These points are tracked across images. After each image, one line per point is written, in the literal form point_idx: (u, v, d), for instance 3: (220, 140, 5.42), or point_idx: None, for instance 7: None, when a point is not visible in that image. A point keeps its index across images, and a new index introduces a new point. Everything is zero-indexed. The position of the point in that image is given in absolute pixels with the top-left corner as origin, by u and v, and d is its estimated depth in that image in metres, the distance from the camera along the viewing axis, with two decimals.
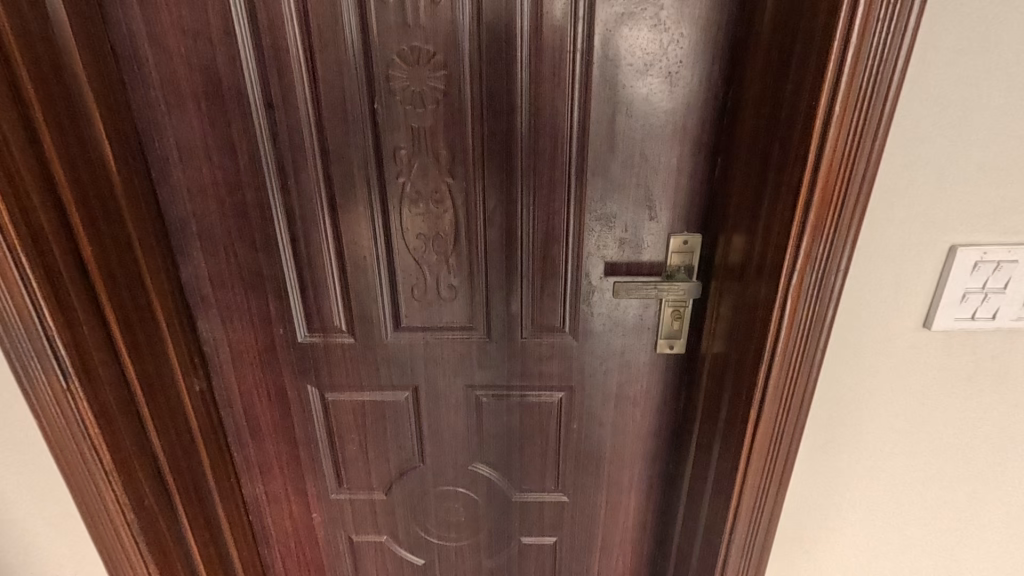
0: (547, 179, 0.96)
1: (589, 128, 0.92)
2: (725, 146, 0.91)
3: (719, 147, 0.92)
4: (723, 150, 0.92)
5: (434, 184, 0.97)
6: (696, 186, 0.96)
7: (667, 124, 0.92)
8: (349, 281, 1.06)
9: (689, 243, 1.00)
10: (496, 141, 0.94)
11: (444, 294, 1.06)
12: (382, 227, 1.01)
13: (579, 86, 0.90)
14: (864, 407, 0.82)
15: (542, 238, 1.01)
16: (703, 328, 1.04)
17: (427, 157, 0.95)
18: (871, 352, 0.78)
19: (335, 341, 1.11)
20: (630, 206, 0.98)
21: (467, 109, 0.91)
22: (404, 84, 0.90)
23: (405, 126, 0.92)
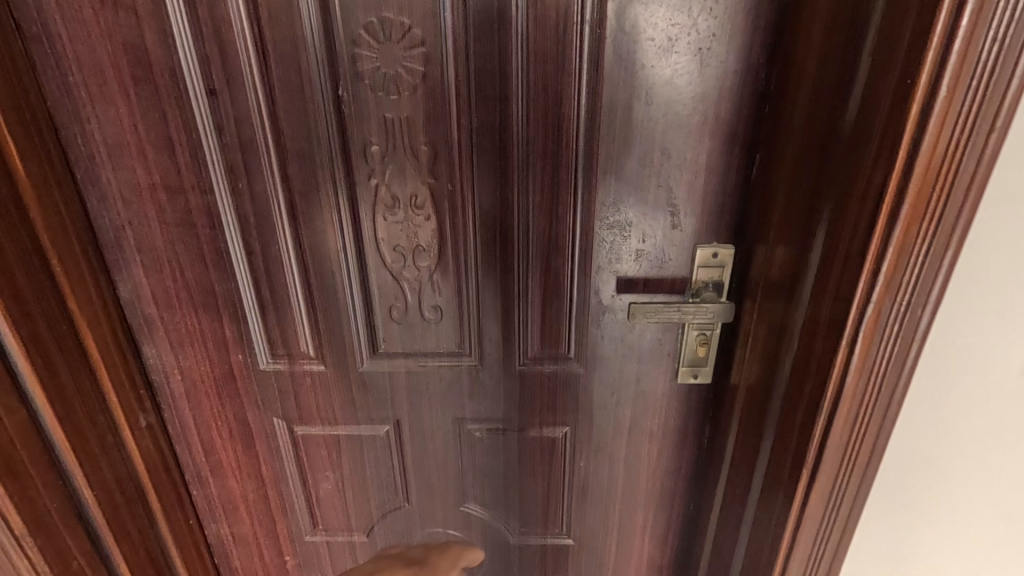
0: (549, 180, 0.80)
1: (600, 118, 0.76)
2: (766, 140, 0.75)
3: (759, 142, 0.76)
4: (763, 146, 0.75)
5: (414, 187, 0.81)
6: (728, 189, 0.80)
7: (696, 114, 0.75)
8: (317, 301, 0.90)
9: (720, 256, 0.83)
10: (487, 135, 0.78)
11: (429, 316, 0.91)
12: (355, 238, 0.85)
13: (588, 66, 0.74)
14: (949, 469, 0.65)
15: (543, 251, 0.85)
16: (734, 356, 0.88)
17: (404, 155, 0.79)
18: (962, 402, 0.61)
19: (304, 368, 0.96)
20: (649, 213, 0.82)
21: (452, 96, 0.75)
22: (374, 66, 0.74)
23: (377, 118, 0.76)
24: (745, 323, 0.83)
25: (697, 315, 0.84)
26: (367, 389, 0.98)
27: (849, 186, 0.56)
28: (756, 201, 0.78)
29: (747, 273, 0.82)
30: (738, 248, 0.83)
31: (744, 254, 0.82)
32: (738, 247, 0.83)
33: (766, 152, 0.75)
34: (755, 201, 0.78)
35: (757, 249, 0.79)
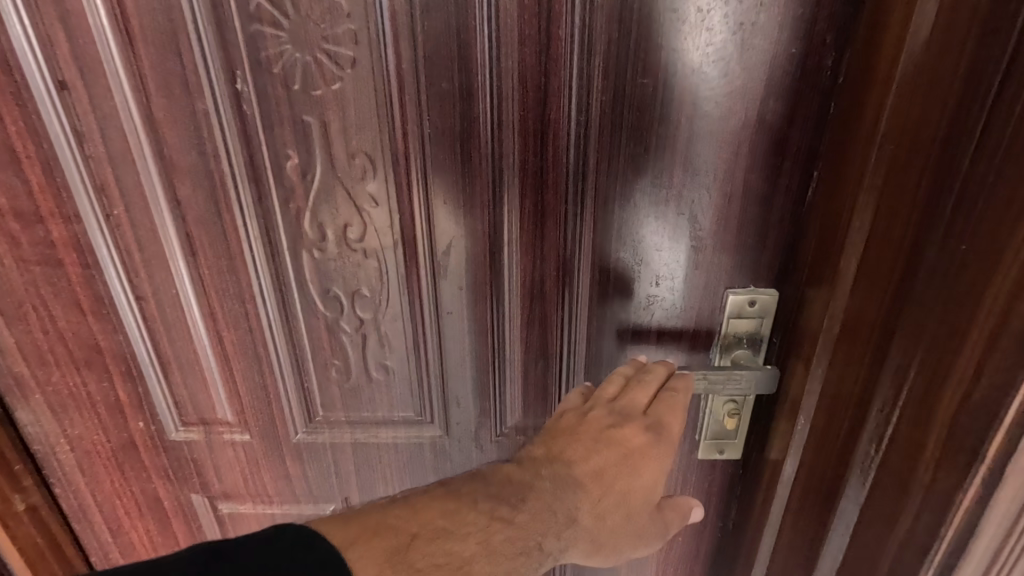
0: (531, 205, 0.60)
1: (599, 121, 0.56)
2: (831, 155, 0.53)
3: (818, 156, 0.55)
4: (826, 162, 0.55)
5: (349, 214, 0.60)
6: (772, 217, 0.59)
7: (733, 117, 0.55)
8: (232, 357, 0.70)
9: (758, 305, 0.63)
10: (445, 146, 0.57)
11: (378, 376, 0.70)
12: (276, 280, 0.64)
13: (582, 50, 0.53)
14: None
15: (523, 297, 0.65)
16: (772, 436, 0.66)
17: (334, 172, 0.58)
18: None
19: (223, 438, 0.76)
20: (666, 250, 0.61)
21: (394, 93, 0.54)
22: (284, 50, 0.53)
23: (293, 122, 0.56)
24: (788, 397, 0.62)
25: (729, 383, 0.64)
26: (306, 460, 0.78)
27: (1014, 226, 0.36)
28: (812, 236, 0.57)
29: (793, 333, 0.61)
30: (784, 297, 0.62)
31: (791, 306, 0.61)
32: (784, 296, 0.62)
33: (831, 171, 0.54)
34: (811, 236, 0.58)
35: (809, 302, 0.58)
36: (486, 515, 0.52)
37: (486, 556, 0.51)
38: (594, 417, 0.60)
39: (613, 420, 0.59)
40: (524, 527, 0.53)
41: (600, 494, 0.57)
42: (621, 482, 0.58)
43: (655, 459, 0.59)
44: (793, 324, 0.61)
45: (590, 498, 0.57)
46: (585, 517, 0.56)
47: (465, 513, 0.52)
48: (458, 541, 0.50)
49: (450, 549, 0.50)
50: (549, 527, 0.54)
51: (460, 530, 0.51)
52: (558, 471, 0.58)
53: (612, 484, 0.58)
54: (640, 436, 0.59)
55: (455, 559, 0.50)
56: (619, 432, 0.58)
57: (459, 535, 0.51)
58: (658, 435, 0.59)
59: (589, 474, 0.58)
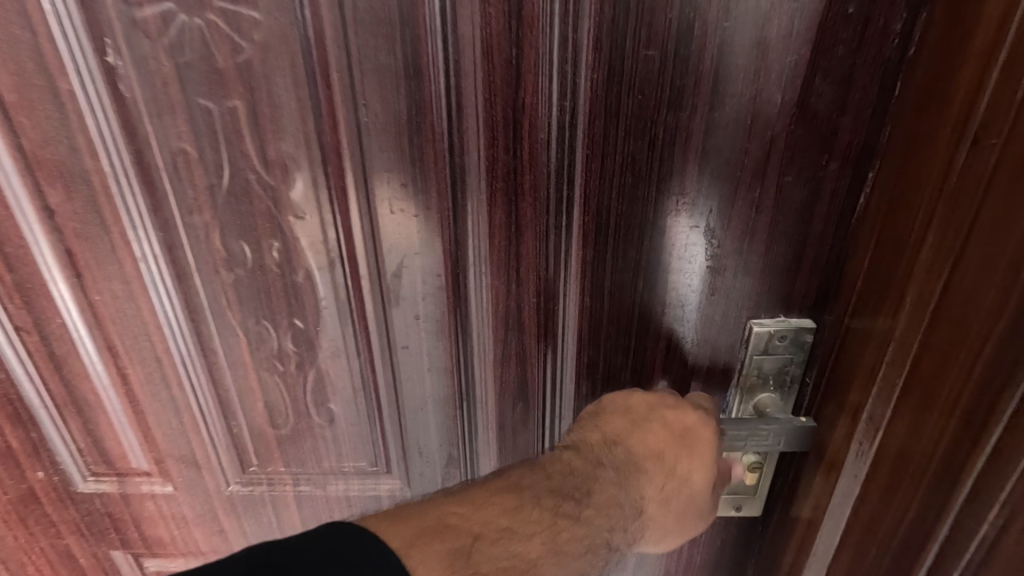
0: (503, 215, 0.47)
1: (589, 107, 0.42)
2: (897, 153, 0.40)
3: (876, 153, 0.42)
4: (888, 163, 0.42)
5: (271, 226, 0.47)
6: (811, 232, 0.46)
7: (765, 102, 0.41)
8: (140, 400, 0.57)
9: (789, 341, 0.50)
10: (389, 140, 0.44)
11: (322, 420, 0.58)
12: (186, 307, 0.51)
13: (568, 9, 0.39)
14: None
15: (496, 329, 0.52)
16: (799, 496, 0.55)
17: (245, 172, 0.45)
18: None
19: (141, 489, 0.63)
20: (674, 272, 0.49)
21: (318, 67, 0.41)
22: (165, 9, 0.39)
23: (186, 107, 0.42)
24: (824, 457, 0.50)
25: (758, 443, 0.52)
26: (241, 515, 0.65)
27: None
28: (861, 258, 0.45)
29: (833, 378, 0.48)
30: (821, 333, 0.49)
31: (829, 344, 0.49)
32: (820, 330, 0.50)
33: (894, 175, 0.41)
34: (859, 257, 0.45)
35: (858, 343, 0.45)
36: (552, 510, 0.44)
37: (552, 557, 0.43)
38: (636, 402, 0.51)
39: (662, 398, 0.51)
40: (590, 522, 0.45)
41: (665, 477, 0.49)
42: (684, 466, 0.49)
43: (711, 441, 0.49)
44: (832, 368, 0.49)
45: (656, 483, 0.49)
46: (651, 503, 0.49)
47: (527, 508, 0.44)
48: (524, 541, 0.43)
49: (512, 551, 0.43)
50: (617, 521, 0.47)
51: (524, 530, 0.43)
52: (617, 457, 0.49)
53: (674, 468, 0.49)
54: (691, 418, 0.49)
55: (522, 561, 0.43)
56: (670, 415, 0.50)
57: (522, 533, 0.43)
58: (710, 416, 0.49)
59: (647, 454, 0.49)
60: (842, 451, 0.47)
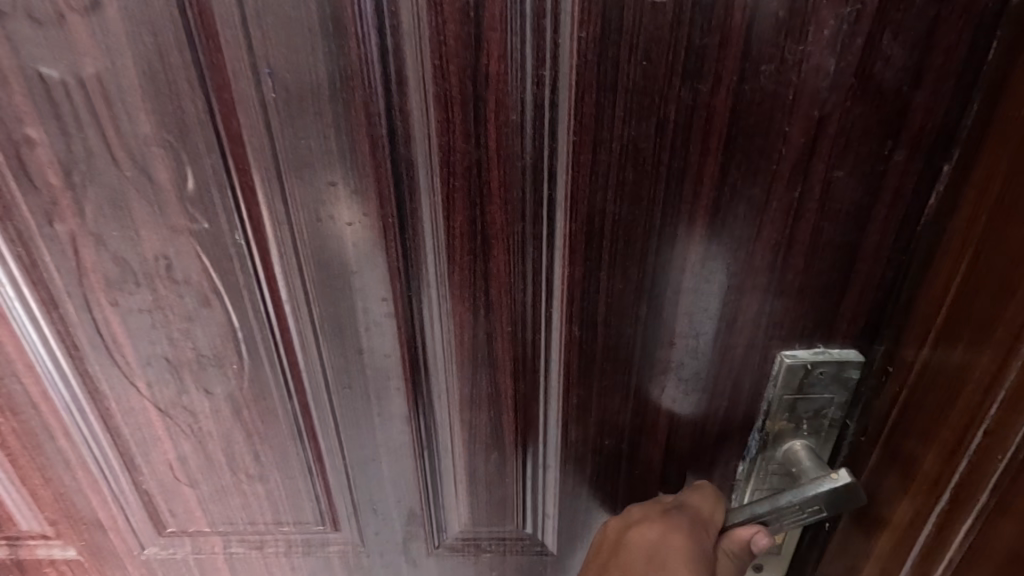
0: (464, 223, 0.35)
1: (576, 77, 0.31)
2: (994, 148, 0.30)
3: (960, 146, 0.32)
4: (984, 164, 0.31)
5: (160, 239, 0.36)
6: (865, 242, 0.35)
7: (814, 71, 0.31)
8: (20, 456, 0.45)
9: (830, 378, 0.40)
10: (306, 124, 0.32)
11: (251, 474, 0.47)
12: (63, 342, 0.40)
13: None
14: None
15: (461, 365, 0.41)
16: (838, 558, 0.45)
17: (117, 169, 0.33)
18: None
19: (37, 555, 0.52)
20: (686, 294, 0.38)
21: (199, 21, 0.29)
22: None
23: (22, 78, 0.31)
24: (880, 537, 0.39)
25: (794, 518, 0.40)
26: None
27: None
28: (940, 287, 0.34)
29: (895, 437, 0.38)
30: (878, 377, 0.39)
31: (890, 393, 0.38)
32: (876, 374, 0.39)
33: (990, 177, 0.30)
34: (938, 287, 0.34)
35: (932, 397, 0.34)
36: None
37: None
38: (605, 531, 0.45)
39: (632, 513, 0.45)
40: None
41: None
42: None
43: (687, 545, 0.41)
44: (894, 424, 0.38)
45: None
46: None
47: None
48: None
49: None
50: None
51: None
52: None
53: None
54: (659, 528, 0.42)
55: None
56: (640, 532, 0.43)
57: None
58: (680, 516, 0.42)
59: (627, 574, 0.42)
60: (909, 535, 0.37)
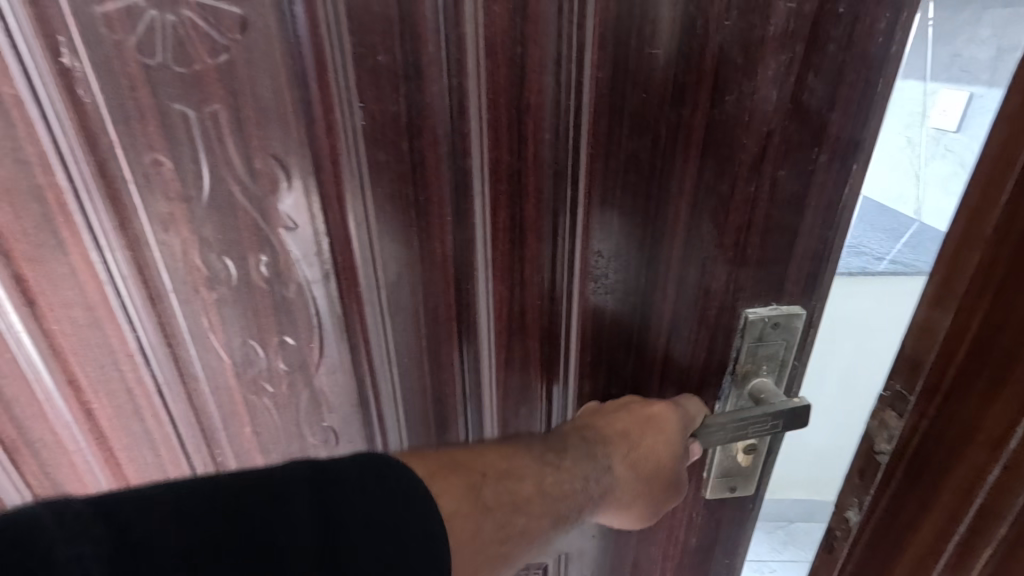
0: (506, 218, 0.45)
1: (594, 105, 0.42)
2: (979, 221, 0.38)
3: (958, 211, 0.39)
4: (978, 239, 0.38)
5: (260, 240, 0.44)
6: (802, 222, 0.48)
7: (763, 100, 0.42)
8: (110, 437, 0.52)
9: (781, 328, 0.52)
10: (386, 144, 0.41)
11: (316, 441, 0.55)
12: (163, 332, 0.47)
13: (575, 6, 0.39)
14: None
15: (499, 333, 0.51)
16: (844, 547, 0.51)
17: (229, 184, 0.41)
18: None
19: None
20: (674, 267, 0.49)
21: (309, 67, 0.38)
22: (133, 4, 0.35)
23: (157, 113, 0.38)
24: (907, 541, 0.45)
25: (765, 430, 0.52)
26: None
27: None
28: (949, 333, 0.41)
29: (915, 458, 0.44)
30: (897, 409, 0.45)
31: (906, 424, 0.44)
32: (893, 406, 0.45)
33: (990, 250, 0.38)
34: (944, 333, 0.41)
35: (948, 430, 0.41)
36: (538, 460, 0.49)
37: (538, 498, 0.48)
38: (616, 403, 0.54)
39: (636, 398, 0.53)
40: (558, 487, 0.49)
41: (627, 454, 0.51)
42: (646, 446, 0.51)
43: (677, 427, 0.51)
44: (914, 449, 0.44)
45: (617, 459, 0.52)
46: (618, 471, 0.52)
47: (518, 469, 0.48)
48: (516, 482, 0.47)
49: (512, 488, 0.47)
50: (578, 494, 0.50)
51: (533, 526, 0.48)
52: (595, 446, 0.51)
53: (643, 444, 0.51)
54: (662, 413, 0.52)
55: (517, 498, 0.47)
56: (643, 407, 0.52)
57: (514, 545, 0.47)
58: (677, 408, 0.52)
59: (618, 438, 0.51)
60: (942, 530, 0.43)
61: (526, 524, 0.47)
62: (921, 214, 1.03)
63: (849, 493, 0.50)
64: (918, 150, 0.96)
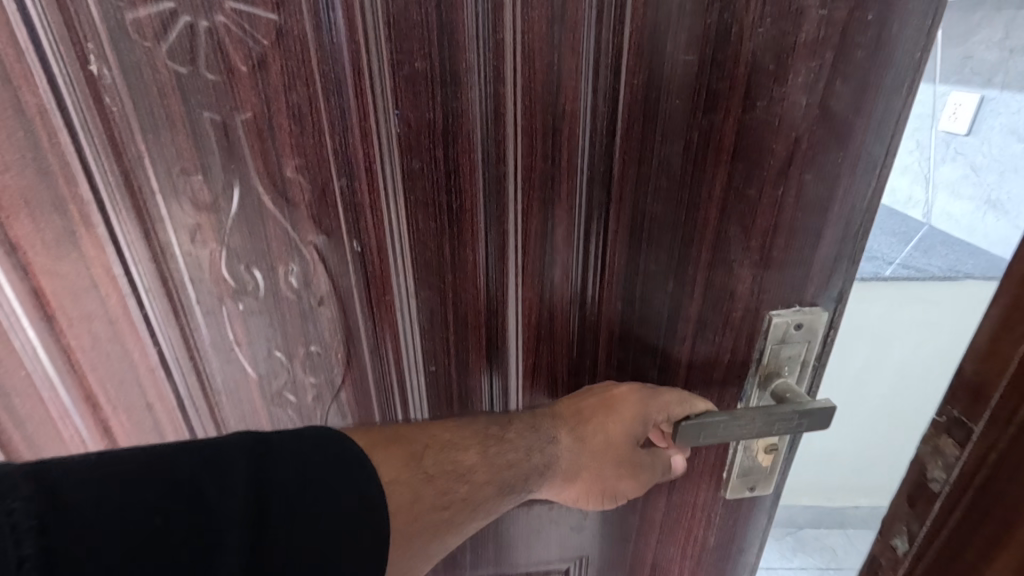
0: (538, 224, 0.45)
1: (627, 110, 0.42)
2: None
3: None
4: None
5: (289, 249, 0.43)
6: (826, 226, 0.49)
7: (791, 106, 0.43)
8: None
9: (804, 328, 0.53)
10: (420, 151, 0.40)
11: None
12: (186, 346, 0.46)
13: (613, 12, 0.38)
14: None
15: (527, 340, 0.51)
16: None
17: (259, 193, 0.40)
18: None
19: None
20: (701, 271, 0.49)
21: (345, 74, 0.37)
22: (165, 10, 0.34)
23: (187, 121, 0.37)
24: None
25: (786, 424, 0.52)
26: None
27: None
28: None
29: (977, 505, 0.31)
30: (956, 437, 0.32)
31: (970, 457, 0.31)
32: (951, 433, 0.32)
33: None
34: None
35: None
36: (481, 432, 0.50)
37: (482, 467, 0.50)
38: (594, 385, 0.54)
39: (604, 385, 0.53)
40: (504, 465, 0.51)
41: (582, 435, 0.52)
42: (597, 426, 0.52)
43: (633, 411, 0.51)
44: (976, 492, 0.31)
45: (572, 438, 0.53)
46: (568, 446, 0.53)
47: (462, 439, 0.50)
48: (459, 452, 0.49)
49: (453, 458, 0.49)
50: (523, 469, 0.51)
51: (476, 495, 0.49)
52: (542, 420, 0.53)
53: (594, 423, 0.52)
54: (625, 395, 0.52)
55: (459, 467, 0.49)
56: (608, 390, 0.52)
57: (457, 512, 0.49)
58: (640, 395, 0.52)
59: (569, 412, 0.53)
60: None
61: (468, 493, 0.49)
62: (930, 217, 1.26)
63: (897, 518, 0.36)
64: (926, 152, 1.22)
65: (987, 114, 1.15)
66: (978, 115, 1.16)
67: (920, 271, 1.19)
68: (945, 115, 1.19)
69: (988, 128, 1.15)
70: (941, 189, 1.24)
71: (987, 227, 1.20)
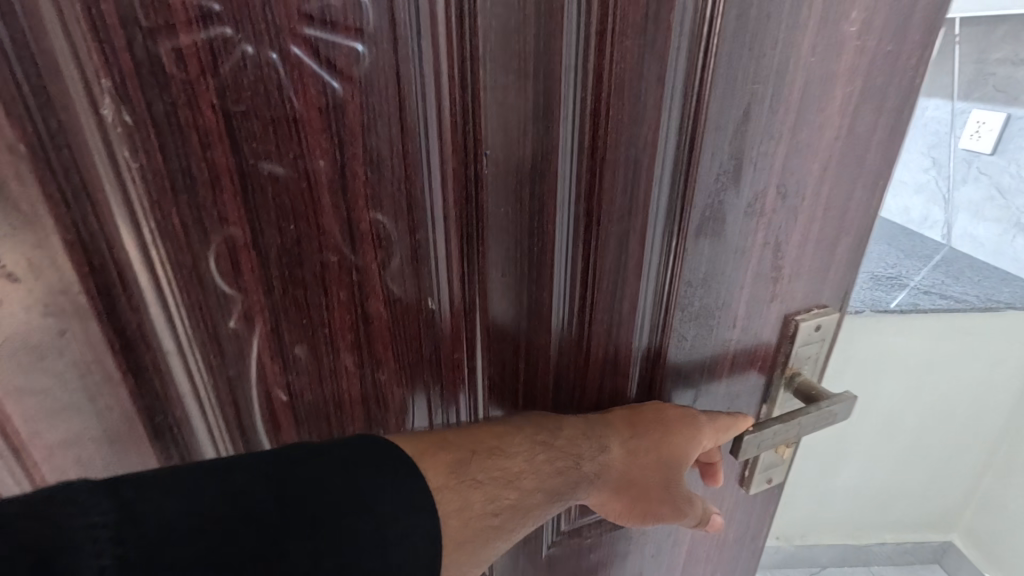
0: (614, 262, 0.40)
1: (703, 139, 0.38)
2: None
3: None
4: None
5: (354, 318, 0.36)
6: (843, 236, 0.52)
7: (830, 128, 0.44)
8: None
9: (822, 328, 0.56)
10: (507, 194, 0.38)
11: None
12: (215, 443, 0.36)
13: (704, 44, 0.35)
14: None
15: (598, 393, 0.46)
16: None
17: (323, 254, 0.33)
18: None
19: None
20: (742, 290, 0.48)
21: (434, 110, 0.33)
22: (217, 36, 0.26)
23: (238, 175, 0.29)
24: None
25: (818, 420, 0.57)
26: None
27: None
28: None
29: None
30: None
31: None
32: None
33: None
34: None
35: None
36: (530, 438, 0.41)
37: (529, 471, 0.41)
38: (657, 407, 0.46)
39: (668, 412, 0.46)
40: (548, 473, 0.42)
41: (636, 447, 0.45)
42: (651, 443, 0.45)
43: (688, 444, 0.46)
44: None
45: (625, 443, 0.45)
46: (621, 453, 0.45)
47: (513, 457, 0.40)
48: (508, 458, 0.40)
49: (502, 466, 0.40)
50: (571, 476, 0.43)
51: (526, 502, 0.41)
52: (594, 424, 0.44)
53: (650, 440, 0.45)
54: (685, 421, 0.46)
55: (506, 475, 0.40)
56: (672, 414, 0.46)
57: (509, 520, 0.40)
58: (696, 422, 0.47)
59: (624, 424, 0.45)
60: None
61: (516, 502, 0.40)
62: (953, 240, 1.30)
63: None
64: (945, 169, 1.31)
65: (1014, 134, 1.17)
66: (1003, 133, 1.19)
67: (958, 300, 1.08)
68: (967, 133, 1.26)
69: (1016, 147, 1.17)
70: (961, 212, 1.28)
71: (1016, 246, 1.18)
